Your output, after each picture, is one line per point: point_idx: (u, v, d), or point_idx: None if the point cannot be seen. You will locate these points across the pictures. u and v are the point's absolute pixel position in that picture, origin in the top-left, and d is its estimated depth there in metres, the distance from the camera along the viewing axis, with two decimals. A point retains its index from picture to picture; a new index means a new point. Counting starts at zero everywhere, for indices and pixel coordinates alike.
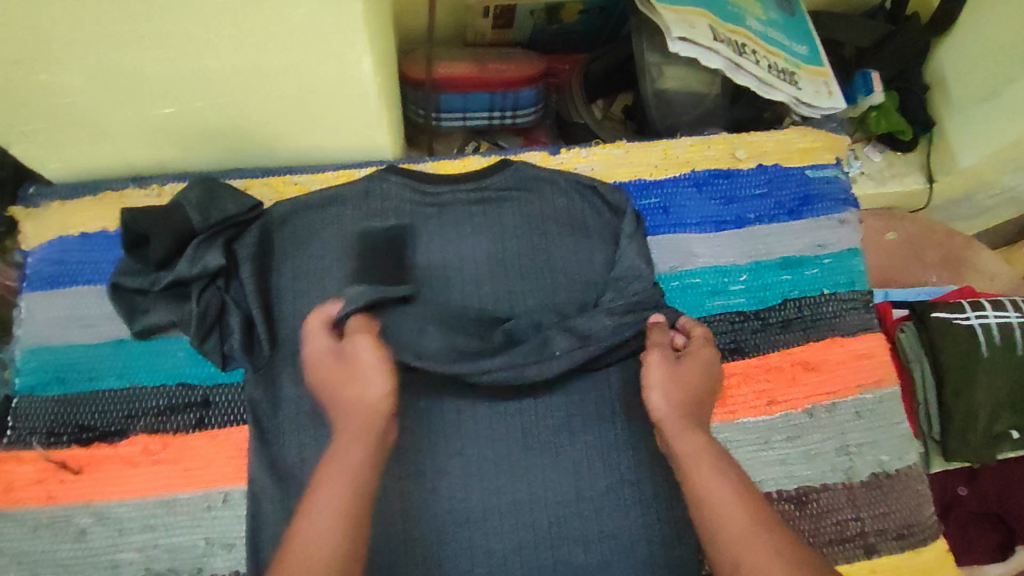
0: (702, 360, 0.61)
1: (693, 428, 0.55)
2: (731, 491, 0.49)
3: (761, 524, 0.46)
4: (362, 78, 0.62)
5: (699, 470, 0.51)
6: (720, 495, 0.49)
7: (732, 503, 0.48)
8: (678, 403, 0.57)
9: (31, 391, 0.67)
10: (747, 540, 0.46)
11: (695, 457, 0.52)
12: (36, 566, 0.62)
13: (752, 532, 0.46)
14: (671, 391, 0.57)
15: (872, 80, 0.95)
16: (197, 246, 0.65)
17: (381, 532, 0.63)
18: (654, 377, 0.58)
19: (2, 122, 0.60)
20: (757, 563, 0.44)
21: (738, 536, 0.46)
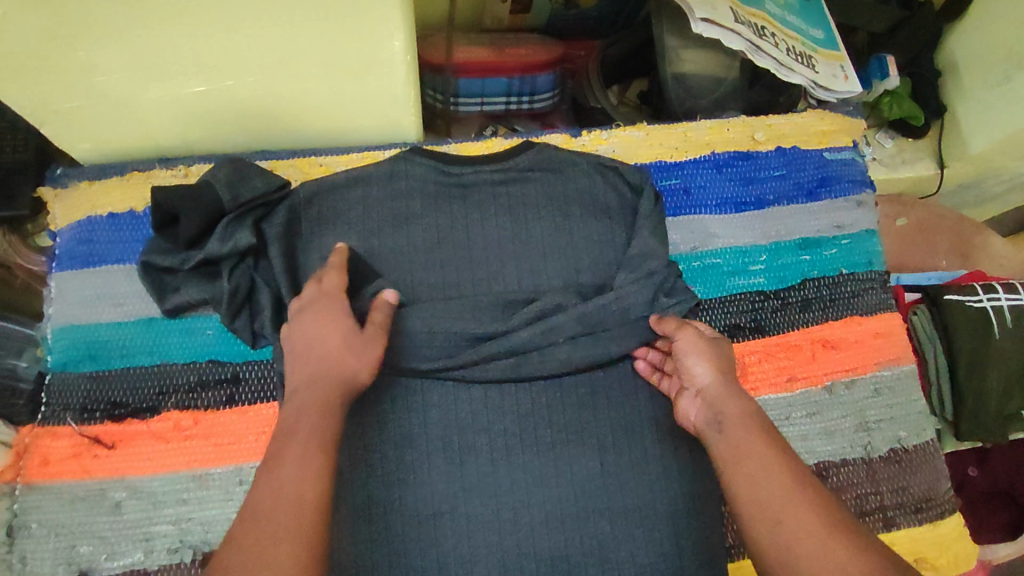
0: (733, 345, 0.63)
1: (737, 394, 0.57)
2: (773, 452, 0.51)
3: (803, 482, 0.48)
4: (391, 56, 0.63)
5: (745, 431, 0.53)
6: (763, 455, 0.51)
7: (777, 462, 0.50)
8: (718, 373, 0.59)
9: (64, 368, 0.68)
10: (791, 494, 0.47)
11: (738, 422, 0.54)
12: (73, 538, 0.64)
13: (794, 488, 0.48)
14: (711, 360, 0.59)
15: (888, 64, 0.95)
16: (227, 225, 0.66)
17: (411, 504, 0.64)
18: (694, 347, 0.61)
19: (37, 100, 0.60)
20: (802, 516, 0.46)
21: (782, 491, 0.48)
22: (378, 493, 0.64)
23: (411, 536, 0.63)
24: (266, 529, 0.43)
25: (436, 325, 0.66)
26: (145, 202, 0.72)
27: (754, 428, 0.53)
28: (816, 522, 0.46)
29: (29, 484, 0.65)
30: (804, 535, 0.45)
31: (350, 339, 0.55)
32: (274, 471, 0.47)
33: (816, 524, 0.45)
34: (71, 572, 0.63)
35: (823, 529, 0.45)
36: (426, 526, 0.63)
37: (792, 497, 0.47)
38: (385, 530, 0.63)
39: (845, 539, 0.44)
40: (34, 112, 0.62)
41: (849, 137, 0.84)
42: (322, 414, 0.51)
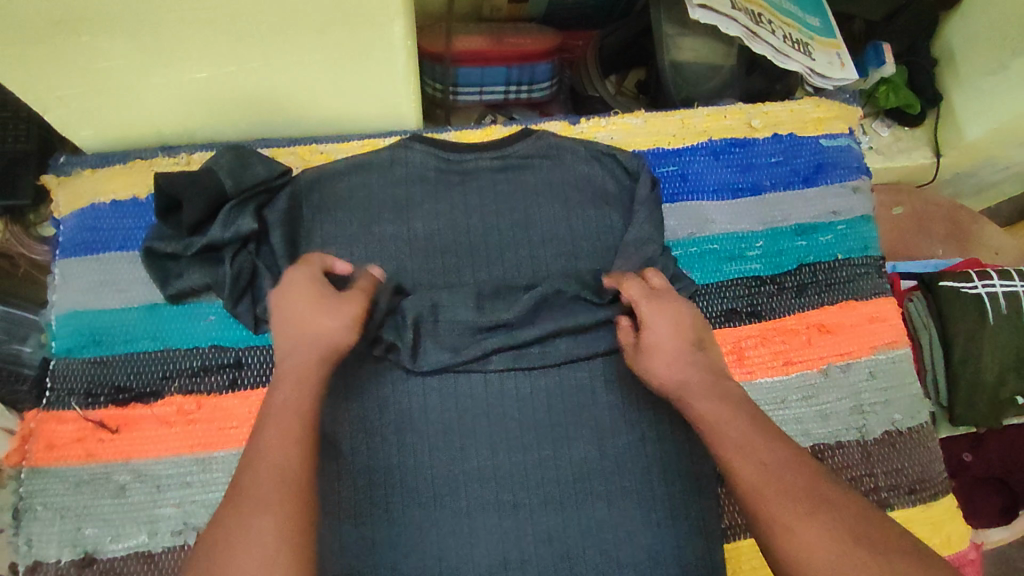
0: (666, 322, 0.59)
1: (703, 389, 0.55)
2: (738, 441, 0.50)
3: (774, 465, 0.48)
4: (390, 42, 0.63)
5: (721, 423, 0.52)
6: (735, 445, 0.50)
7: (753, 448, 0.50)
8: (665, 372, 0.57)
9: (68, 353, 0.69)
10: (763, 481, 0.47)
11: (707, 418, 0.53)
12: (79, 520, 0.64)
13: (763, 473, 0.48)
14: (650, 370, 0.58)
15: (884, 52, 0.96)
16: (229, 211, 0.67)
17: (412, 486, 0.64)
18: (634, 363, 0.60)
19: (41, 86, 0.61)
20: (774, 509, 0.46)
21: (755, 483, 0.48)
22: (379, 476, 0.64)
23: (411, 518, 0.64)
24: (264, 507, 0.45)
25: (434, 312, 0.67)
26: (148, 189, 0.73)
27: (724, 419, 0.52)
28: (787, 503, 0.46)
29: (34, 468, 0.66)
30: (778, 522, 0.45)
31: (321, 306, 0.57)
32: (276, 454, 0.47)
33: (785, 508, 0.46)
34: (77, 554, 0.64)
35: (794, 514, 0.45)
36: (426, 506, 0.64)
37: (762, 484, 0.47)
38: (386, 511, 0.64)
39: (817, 518, 0.45)
40: (36, 98, 0.63)
41: (845, 124, 0.85)
42: (308, 385, 0.52)
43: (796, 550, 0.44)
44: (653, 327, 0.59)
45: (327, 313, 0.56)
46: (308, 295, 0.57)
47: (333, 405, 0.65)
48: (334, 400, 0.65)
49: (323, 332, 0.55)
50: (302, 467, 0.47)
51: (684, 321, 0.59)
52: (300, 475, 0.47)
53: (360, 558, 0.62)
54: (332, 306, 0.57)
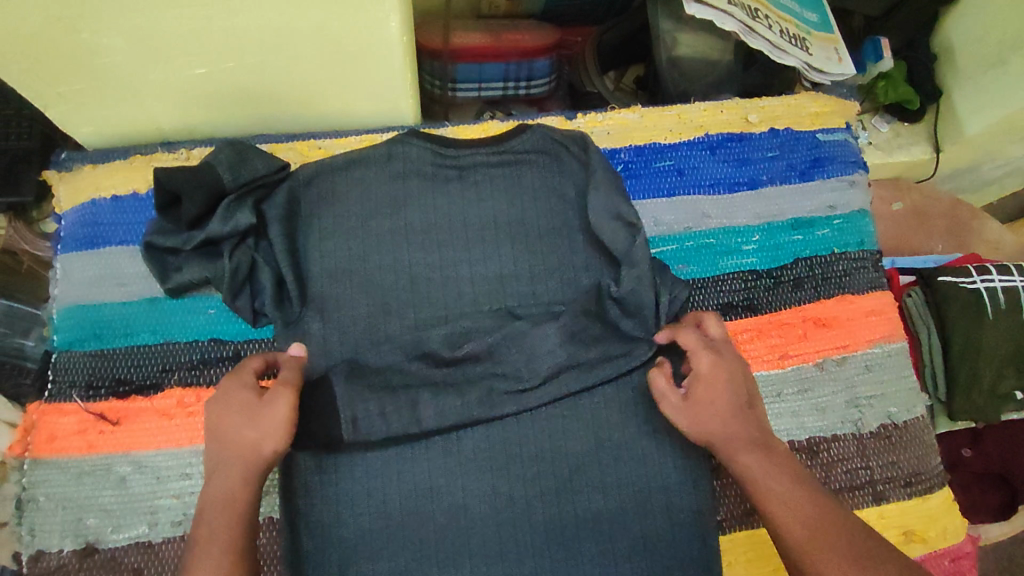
0: (722, 377, 0.58)
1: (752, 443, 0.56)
2: (790, 503, 0.51)
3: (829, 526, 0.50)
4: (387, 38, 0.64)
5: (774, 478, 0.53)
6: (789, 501, 0.52)
7: (807, 505, 0.51)
8: (715, 425, 0.57)
9: (69, 346, 0.70)
10: (817, 535, 0.49)
11: (757, 475, 0.54)
12: (81, 510, 0.65)
13: (820, 536, 0.49)
14: (699, 423, 0.57)
15: (882, 46, 0.98)
16: (228, 205, 0.67)
17: (408, 479, 0.65)
18: (679, 412, 0.59)
19: (42, 82, 0.62)
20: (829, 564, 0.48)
21: (808, 537, 0.49)
22: (376, 468, 0.65)
23: (410, 510, 0.64)
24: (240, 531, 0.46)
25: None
26: (148, 185, 0.73)
27: (777, 478, 0.53)
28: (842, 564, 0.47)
29: (37, 459, 0.67)
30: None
31: (246, 418, 0.54)
32: None
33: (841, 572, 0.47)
34: (79, 543, 0.65)
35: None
36: (423, 499, 0.65)
37: (816, 548, 0.49)
38: (385, 503, 0.64)
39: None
40: (37, 94, 0.63)
41: (842, 119, 0.85)
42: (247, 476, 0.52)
43: None
44: (710, 381, 0.58)
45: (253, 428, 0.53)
46: (239, 401, 0.55)
47: None
48: None
49: (244, 444, 0.53)
50: None
51: (739, 378, 0.59)
52: None
53: (357, 548, 0.63)
54: (258, 417, 0.54)
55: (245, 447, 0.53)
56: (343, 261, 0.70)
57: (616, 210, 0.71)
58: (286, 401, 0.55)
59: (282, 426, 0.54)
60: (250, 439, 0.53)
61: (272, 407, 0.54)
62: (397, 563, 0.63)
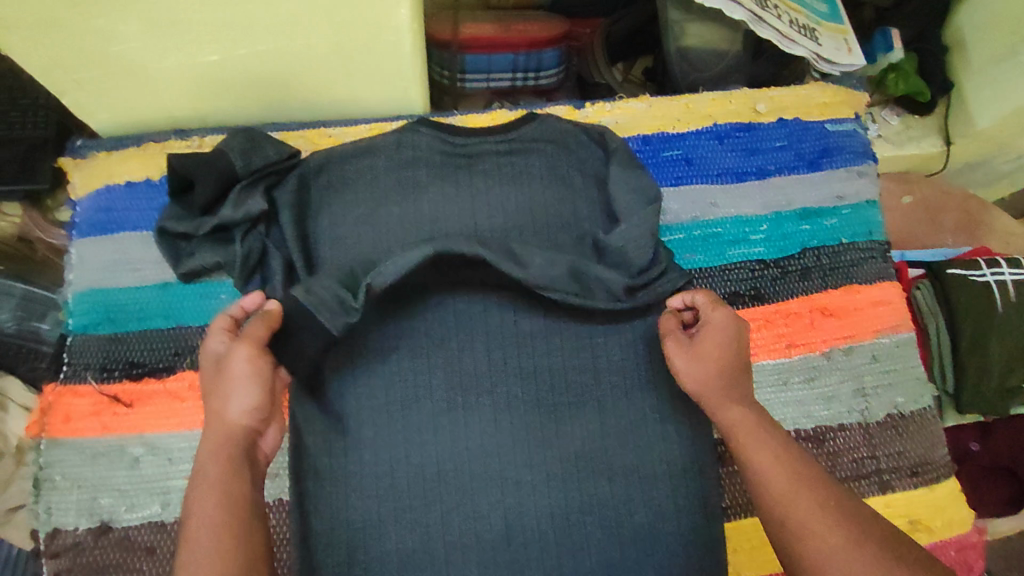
0: (729, 329, 0.60)
1: (737, 398, 0.56)
2: (768, 457, 0.51)
3: (803, 480, 0.49)
4: (398, 25, 0.64)
5: (751, 434, 0.53)
6: (764, 456, 0.51)
7: (782, 459, 0.51)
8: (706, 372, 0.58)
9: (84, 330, 0.71)
10: (791, 489, 0.49)
11: (737, 425, 0.54)
12: (96, 489, 0.67)
13: (795, 488, 0.49)
14: (692, 365, 0.59)
15: (892, 38, 0.96)
16: (240, 192, 0.68)
17: (416, 463, 0.66)
18: (677, 353, 0.61)
19: (58, 68, 0.63)
20: (801, 519, 0.47)
21: (780, 493, 0.49)
22: (383, 451, 0.65)
23: (417, 493, 0.65)
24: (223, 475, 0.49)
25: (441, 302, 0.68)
26: (162, 171, 0.75)
27: (757, 432, 0.53)
28: (814, 516, 0.47)
29: (54, 439, 0.68)
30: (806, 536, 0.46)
31: (216, 384, 0.55)
32: None
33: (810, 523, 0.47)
34: (94, 522, 0.66)
35: (823, 526, 0.46)
36: (431, 482, 0.65)
37: (792, 500, 0.48)
38: (392, 486, 0.65)
39: (845, 534, 0.46)
40: (54, 81, 0.64)
41: (851, 109, 0.85)
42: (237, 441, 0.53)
43: (829, 558, 0.45)
44: (715, 330, 0.60)
45: (225, 389, 0.55)
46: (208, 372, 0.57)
47: (341, 382, 0.67)
48: (341, 376, 0.67)
49: (215, 413, 0.54)
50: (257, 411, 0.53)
51: (743, 336, 0.60)
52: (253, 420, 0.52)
53: (366, 530, 0.64)
54: (227, 378, 0.55)
55: (224, 409, 0.54)
56: (352, 248, 0.70)
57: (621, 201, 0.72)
58: (247, 355, 0.56)
59: (246, 380, 0.55)
60: (224, 402, 0.54)
61: (235, 364, 0.55)
62: (405, 546, 0.64)
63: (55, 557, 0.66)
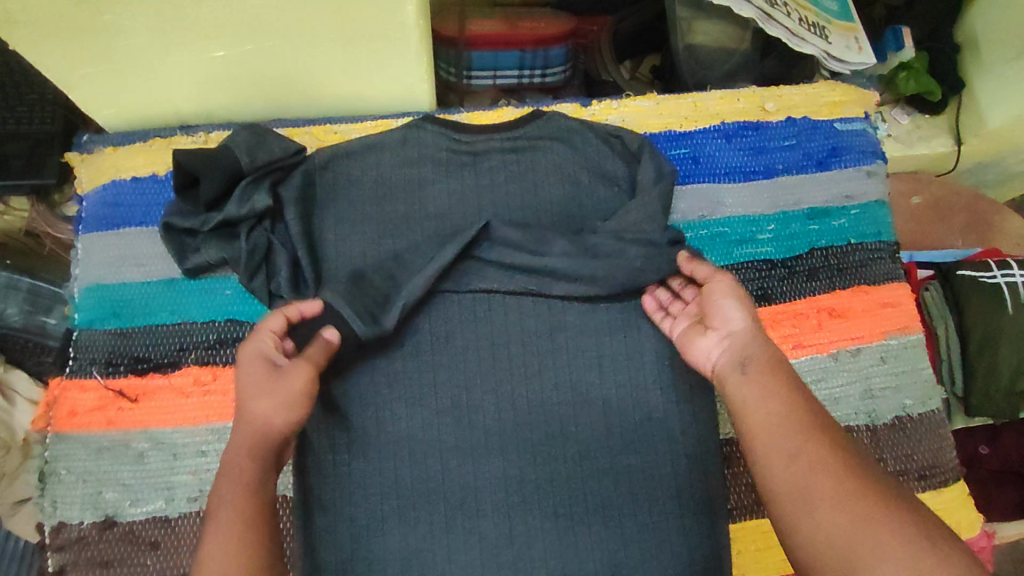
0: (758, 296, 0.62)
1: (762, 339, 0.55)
2: (783, 401, 0.50)
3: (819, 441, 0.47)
4: (404, 20, 0.64)
5: (762, 383, 0.51)
6: (779, 404, 0.50)
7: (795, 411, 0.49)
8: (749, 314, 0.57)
9: (89, 324, 0.71)
10: (808, 439, 0.47)
11: (764, 370, 0.52)
12: (100, 484, 0.67)
13: (809, 451, 0.47)
14: (746, 304, 0.57)
15: (903, 35, 0.96)
16: (245, 188, 0.68)
17: (420, 460, 0.65)
18: (725, 292, 0.58)
19: (65, 63, 0.63)
20: (818, 472, 0.45)
21: (794, 445, 0.47)
22: (388, 447, 0.65)
23: (420, 490, 0.65)
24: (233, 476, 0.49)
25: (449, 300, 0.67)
26: (167, 167, 0.75)
27: (775, 376, 0.52)
28: (829, 481, 0.45)
29: (59, 433, 0.68)
30: (813, 482, 0.45)
31: (265, 388, 0.53)
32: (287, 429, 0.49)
33: (822, 472, 0.45)
34: (98, 517, 0.66)
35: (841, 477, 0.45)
36: (434, 480, 0.65)
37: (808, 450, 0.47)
38: (395, 482, 0.65)
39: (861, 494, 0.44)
40: (61, 76, 0.64)
41: (861, 108, 0.84)
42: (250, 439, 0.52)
43: (849, 510, 0.43)
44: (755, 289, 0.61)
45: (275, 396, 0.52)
46: (256, 373, 0.54)
47: (345, 379, 0.66)
48: (346, 374, 0.67)
49: (260, 418, 0.52)
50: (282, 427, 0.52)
51: None
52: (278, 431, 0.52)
53: (369, 527, 0.64)
54: (280, 388, 0.53)
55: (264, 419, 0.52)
56: (357, 244, 0.70)
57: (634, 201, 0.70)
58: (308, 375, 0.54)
59: (302, 398, 0.53)
60: (272, 410, 0.52)
61: (292, 379, 0.53)
62: (408, 543, 0.64)
63: (60, 550, 0.66)
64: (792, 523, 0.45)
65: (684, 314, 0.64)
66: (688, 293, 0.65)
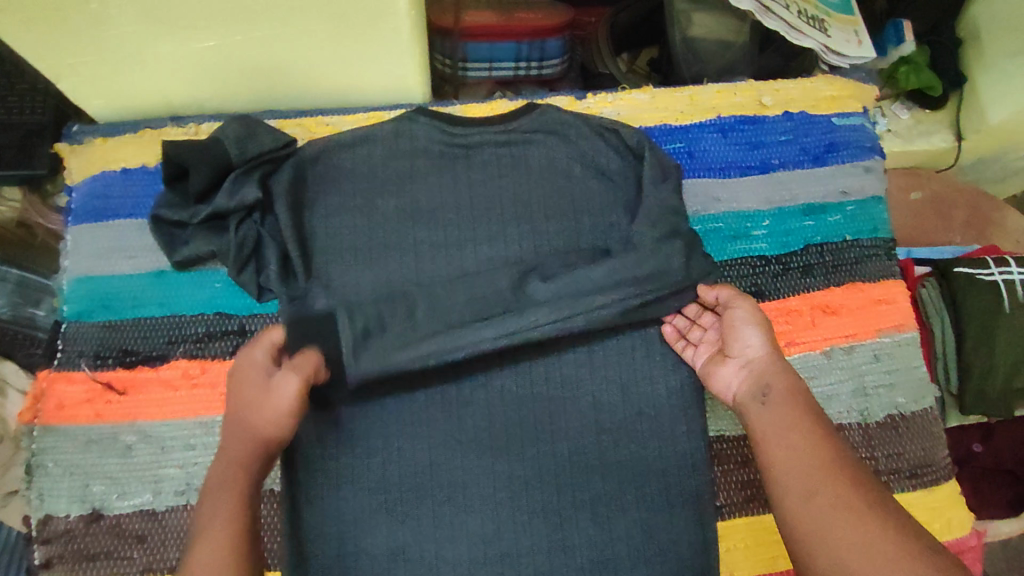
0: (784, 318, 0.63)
1: (784, 370, 0.58)
2: (806, 434, 0.53)
3: (839, 481, 0.49)
4: (397, 12, 0.63)
5: (784, 421, 0.54)
6: (797, 443, 0.52)
7: (816, 450, 0.51)
8: (766, 343, 0.59)
9: (78, 316, 0.71)
10: (825, 476, 0.49)
11: (782, 400, 0.55)
12: (88, 476, 0.67)
13: (828, 486, 0.49)
14: (765, 332, 0.60)
15: (904, 30, 0.93)
16: (235, 179, 0.67)
17: (408, 454, 0.65)
18: (745, 319, 0.61)
19: (52, 53, 0.62)
20: (836, 509, 0.47)
21: (812, 485, 0.49)
22: (377, 441, 0.65)
23: (408, 485, 0.65)
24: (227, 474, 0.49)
25: (441, 296, 0.66)
26: (157, 158, 0.74)
27: (797, 407, 0.55)
28: (844, 521, 0.46)
29: (47, 426, 0.68)
30: (834, 526, 0.47)
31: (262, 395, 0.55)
32: None
33: (842, 506, 0.47)
34: (86, 509, 0.66)
35: (858, 519, 0.46)
36: (422, 476, 0.65)
37: (824, 489, 0.49)
38: (384, 478, 0.64)
39: (878, 533, 0.45)
40: (47, 65, 0.64)
41: (859, 103, 0.83)
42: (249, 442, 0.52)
43: (861, 551, 0.45)
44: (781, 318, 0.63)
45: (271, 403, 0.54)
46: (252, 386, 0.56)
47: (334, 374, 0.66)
48: None
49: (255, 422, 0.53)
50: None
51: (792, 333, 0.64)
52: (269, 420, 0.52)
53: (356, 521, 0.64)
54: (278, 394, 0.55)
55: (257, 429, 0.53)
56: (348, 239, 0.69)
57: (606, 196, 0.72)
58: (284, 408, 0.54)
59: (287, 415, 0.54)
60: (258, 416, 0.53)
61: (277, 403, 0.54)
62: (395, 539, 0.64)
63: (46, 543, 0.66)
64: (811, 555, 0.47)
65: (705, 341, 0.65)
66: (706, 317, 0.66)
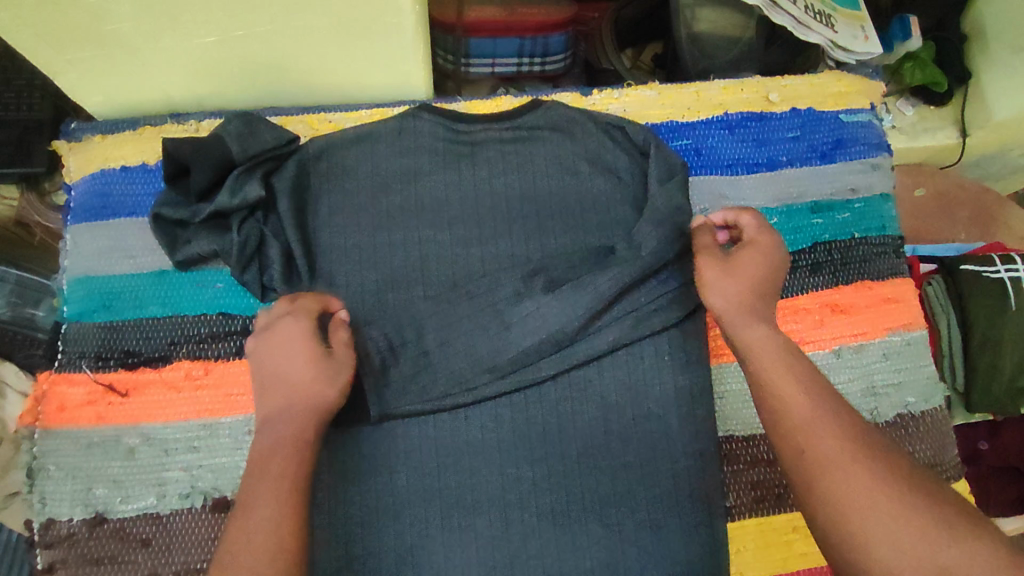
0: (760, 251, 0.59)
1: (754, 319, 0.55)
2: (781, 395, 0.50)
3: (822, 437, 0.47)
4: (401, 7, 0.62)
5: (763, 380, 0.52)
6: (774, 405, 0.50)
7: (796, 408, 0.49)
8: (730, 299, 0.56)
9: (79, 317, 0.70)
10: (807, 437, 0.48)
11: (755, 359, 0.53)
12: (91, 480, 0.66)
13: (812, 446, 0.47)
14: (726, 286, 0.57)
15: (911, 25, 0.92)
16: (237, 177, 0.66)
17: (414, 455, 0.64)
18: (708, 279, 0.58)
19: (50, 49, 0.61)
20: (822, 467, 0.46)
21: (795, 447, 0.48)
22: (384, 442, 0.64)
23: (416, 486, 0.64)
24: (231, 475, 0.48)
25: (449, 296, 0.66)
26: (157, 156, 0.73)
27: (771, 364, 0.52)
28: (832, 479, 0.46)
29: (47, 429, 0.67)
30: (820, 482, 0.46)
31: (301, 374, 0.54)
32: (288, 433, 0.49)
33: (827, 464, 0.46)
34: (89, 513, 0.65)
35: (845, 475, 0.45)
36: (430, 477, 0.64)
37: (808, 448, 0.47)
38: (391, 480, 0.64)
39: (867, 485, 0.45)
40: (45, 62, 0.62)
41: (867, 99, 0.82)
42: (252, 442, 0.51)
43: (855, 511, 0.44)
44: (754, 254, 0.59)
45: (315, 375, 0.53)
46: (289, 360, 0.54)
47: None
48: None
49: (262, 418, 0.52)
50: (276, 421, 0.51)
51: (777, 265, 0.59)
52: (274, 420, 0.51)
53: (363, 524, 0.63)
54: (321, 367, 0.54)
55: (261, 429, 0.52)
56: (352, 238, 0.68)
57: (613, 193, 0.71)
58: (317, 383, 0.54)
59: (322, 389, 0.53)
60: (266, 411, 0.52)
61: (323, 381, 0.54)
62: (404, 540, 0.63)
63: (49, 547, 0.65)
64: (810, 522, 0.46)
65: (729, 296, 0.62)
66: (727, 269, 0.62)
